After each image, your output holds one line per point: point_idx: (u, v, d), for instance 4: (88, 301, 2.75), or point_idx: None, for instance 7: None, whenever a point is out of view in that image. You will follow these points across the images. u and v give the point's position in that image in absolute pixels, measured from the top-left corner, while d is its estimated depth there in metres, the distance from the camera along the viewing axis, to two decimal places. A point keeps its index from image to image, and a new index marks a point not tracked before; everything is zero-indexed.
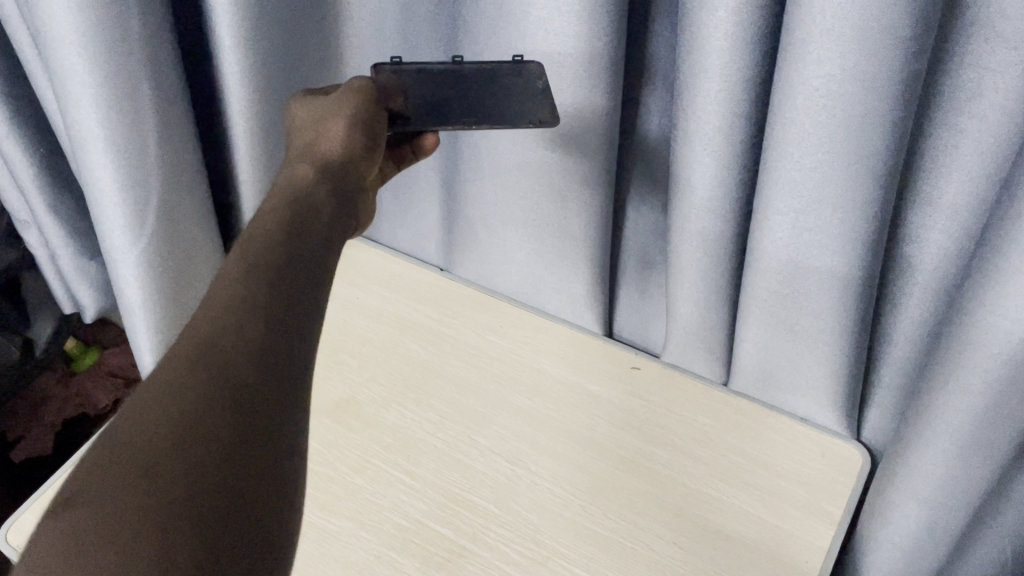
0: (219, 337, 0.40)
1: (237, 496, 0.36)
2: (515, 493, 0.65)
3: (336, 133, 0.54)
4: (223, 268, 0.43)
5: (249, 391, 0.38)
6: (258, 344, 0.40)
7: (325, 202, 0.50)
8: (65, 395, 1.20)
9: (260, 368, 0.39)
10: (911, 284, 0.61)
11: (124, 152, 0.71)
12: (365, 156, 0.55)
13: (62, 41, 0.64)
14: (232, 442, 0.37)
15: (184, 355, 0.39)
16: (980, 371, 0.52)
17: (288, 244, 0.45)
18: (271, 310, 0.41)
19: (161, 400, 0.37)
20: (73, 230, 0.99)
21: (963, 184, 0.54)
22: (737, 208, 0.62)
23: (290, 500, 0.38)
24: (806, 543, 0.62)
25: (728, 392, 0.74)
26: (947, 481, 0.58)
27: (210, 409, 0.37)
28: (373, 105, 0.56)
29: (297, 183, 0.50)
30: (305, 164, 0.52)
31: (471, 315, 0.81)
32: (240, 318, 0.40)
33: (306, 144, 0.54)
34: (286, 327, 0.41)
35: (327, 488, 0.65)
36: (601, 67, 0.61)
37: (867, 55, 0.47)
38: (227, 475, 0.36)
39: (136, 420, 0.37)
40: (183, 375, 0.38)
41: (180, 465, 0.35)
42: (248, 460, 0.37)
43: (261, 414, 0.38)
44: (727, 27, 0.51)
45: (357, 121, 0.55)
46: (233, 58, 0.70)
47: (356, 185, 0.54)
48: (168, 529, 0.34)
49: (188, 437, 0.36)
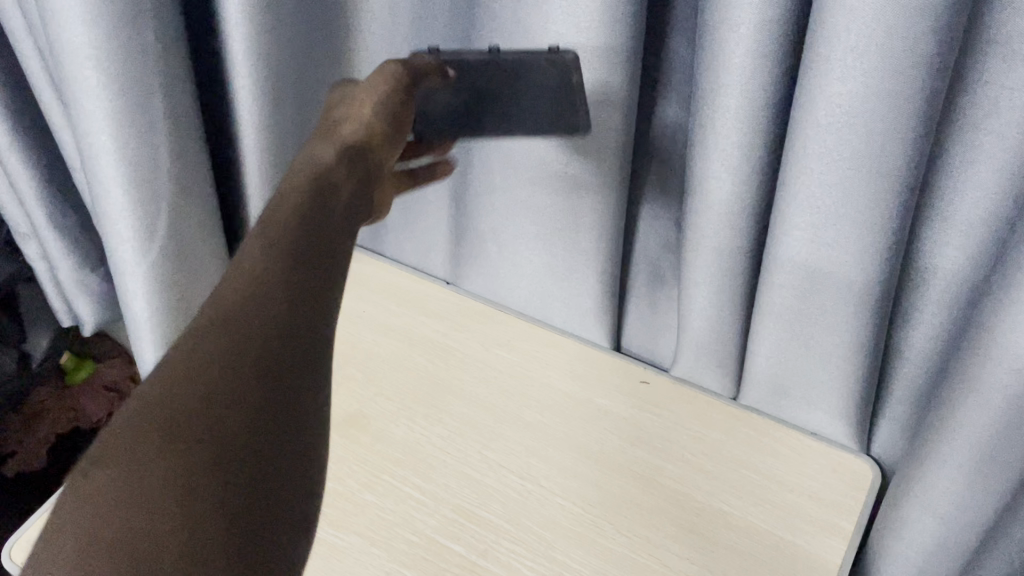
0: (243, 313, 0.40)
1: (263, 483, 0.37)
2: (525, 508, 0.65)
3: (361, 120, 0.58)
4: (247, 244, 0.43)
5: (274, 370, 0.39)
6: (280, 319, 0.40)
7: (347, 179, 0.51)
8: (59, 408, 1.17)
9: (284, 344, 0.40)
10: (924, 298, 0.61)
11: (137, 165, 0.71)
12: (379, 145, 0.58)
13: (76, 54, 0.64)
14: (256, 419, 0.37)
15: (206, 334, 0.39)
16: (998, 386, 0.52)
17: (311, 228, 0.45)
18: (297, 295, 0.42)
19: (187, 371, 0.38)
20: (75, 243, 0.99)
21: (979, 200, 0.54)
22: (752, 223, 0.62)
23: (306, 482, 0.39)
24: (817, 558, 0.62)
25: (739, 407, 0.73)
26: (962, 497, 0.58)
27: (234, 385, 0.38)
28: (399, 97, 0.60)
29: (318, 158, 0.52)
30: (326, 142, 0.54)
31: (479, 329, 0.81)
32: (263, 294, 0.41)
33: (330, 124, 0.57)
34: (308, 305, 0.42)
35: (336, 504, 0.65)
36: (617, 82, 0.61)
37: (891, 72, 0.47)
38: (253, 449, 0.37)
39: (162, 391, 0.37)
40: (209, 351, 0.38)
41: (209, 446, 0.36)
42: (271, 441, 0.38)
43: (283, 394, 0.39)
44: (748, 44, 0.51)
45: (386, 107, 0.59)
46: (247, 70, 0.70)
47: (368, 172, 0.55)
48: (198, 510, 0.34)
49: (212, 408, 0.37)
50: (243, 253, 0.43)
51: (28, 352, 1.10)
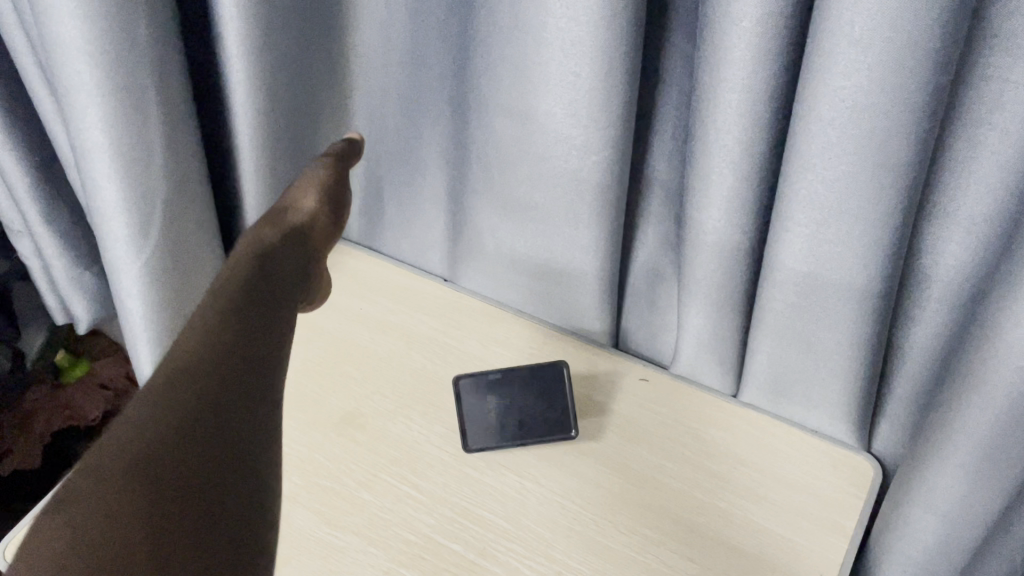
0: (200, 363, 0.43)
1: (230, 498, 0.41)
2: (524, 507, 0.65)
3: (305, 205, 0.60)
4: (197, 311, 0.46)
5: (233, 412, 0.43)
6: (234, 366, 0.44)
7: (287, 267, 0.53)
8: (53, 407, 1.15)
9: (239, 388, 0.44)
10: (926, 295, 0.61)
11: (131, 163, 0.70)
12: (329, 230, 0.61)
13: (68, 50, 0.63)
14: (218, 455, 0.41)
15: (165, 375, 0.43)
16: (1001, 384, 0.52)
17: (255, 291, 0.49)
18: (246, 346, 0.45)
19: (150, 415, 0.41)
20: (69, 240, 0.97)
21: (981, 196, 0.54)
22: (753, 220, 0.61)
23: (263, 512, 0.43)
24: (818, 556, 0.62)
25: (739, 404, 0.73)
26: (963, 495, 0.58)
27: (196, 426, 0.41)
28: (337, 186, 0.62)
29: (261, 244, 0.54)
30: (267, 232, 0.55)
31: (477, 327, 0.80)
32: (218, 347, 0.44)
33: (273, 213, 0.58)
34: (259, 354, 0.46)
35: (333, 504, 0.64)
36: (616, 77, 0.60)
37: (895, 66, 0.47)
38: (215, 483, 0.40)
39: (125, 433, 0.40)
40: (165, 396, 0.42)
41: (181, 467, 0.39)
42: (232, 474, 0.41)
43: (240, 434, 0.43)
44: (751, 37, 0.51)
45: (326, 193, 0.61)
46: (241, 65, 0.69)
47: (309, 259, 0.56)
48: (163, 546, 0.37)
49: (175, 446, 0.40)
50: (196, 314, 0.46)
51: (22, 349, 1.11)
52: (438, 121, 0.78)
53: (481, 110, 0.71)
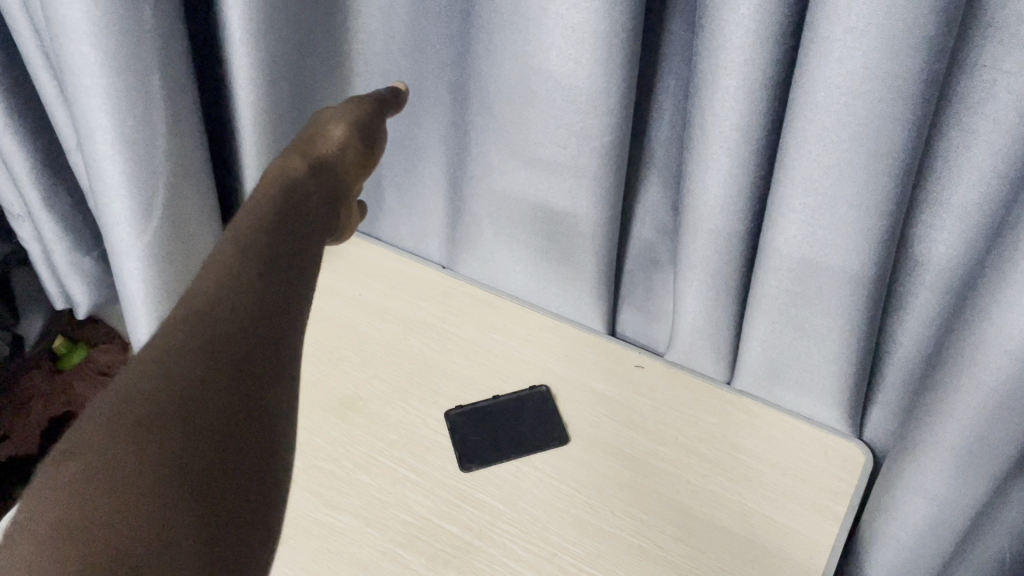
0: (211, 315, 0.41)
1: (235, 478, 0.37)
2: (520, 490, 0.66)
3: (336, 134, 0.59)
4: (217, 248, 0.45)
5: (247, 371, 0.40)
6: (250, 321, 0.41)
7: (316, 197, 0.53)
8: (52, 393, 1.17)
9: (255, 346, 0.41)
10: (918, 282, 0.62)
11: (133, 145, 0.70)
12: (358, 161, 0.60)
13: (73, 32, 0.63)
14: (230, 415, 0.38)
15: (179, 326, 0.40)
16: (991, 368, 0.53)
17: (281, 216, 0.48)
18: (265, 301, 0.43)
19: (157, 368, 0.38)
20: (69, 224, 0.98)
21: (974, 184, 0.55)
22: (749, 207, 0.62)
23: (277, 479, 0.40)
24: (808, 538, 0.63)
25: (733, 390, 0.74)
26: (951, 480, 0.59)
27: (206, 383, 0.38)
28: (370, 119, 0.61)
29: (291, 172, 0.54)
30: (298, 158, 0.55)
31: (475, 312, 0.81)
32: (235, 299, 0.42)
33: (303, 141, 0.58)
34: (278, 310, 0.43)
35: (332, 485, 0.65)
36: (616, 64, 0.61)
37: (890, 54, 0.47)
38: (225, 445, 0.37)
39: (133, 386, 0.37)
40: (176, 349, 0.39)
41: (182, 440, 0.36)
42: (242, 437, 0.38)
43: (256, 394, 0.40)
44: (749, 25, 0.51)
45: (358, 125, 0.60)
46: (244, 50, 0.70)
47: (338, 186, 0.57)
48: (165, 508, 0.34)
49: (184, 402, 0.37)
50: (214, 256, 0.44)
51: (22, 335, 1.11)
52: (438, 107, 0.79)
53: (481, 96, 0.71)
